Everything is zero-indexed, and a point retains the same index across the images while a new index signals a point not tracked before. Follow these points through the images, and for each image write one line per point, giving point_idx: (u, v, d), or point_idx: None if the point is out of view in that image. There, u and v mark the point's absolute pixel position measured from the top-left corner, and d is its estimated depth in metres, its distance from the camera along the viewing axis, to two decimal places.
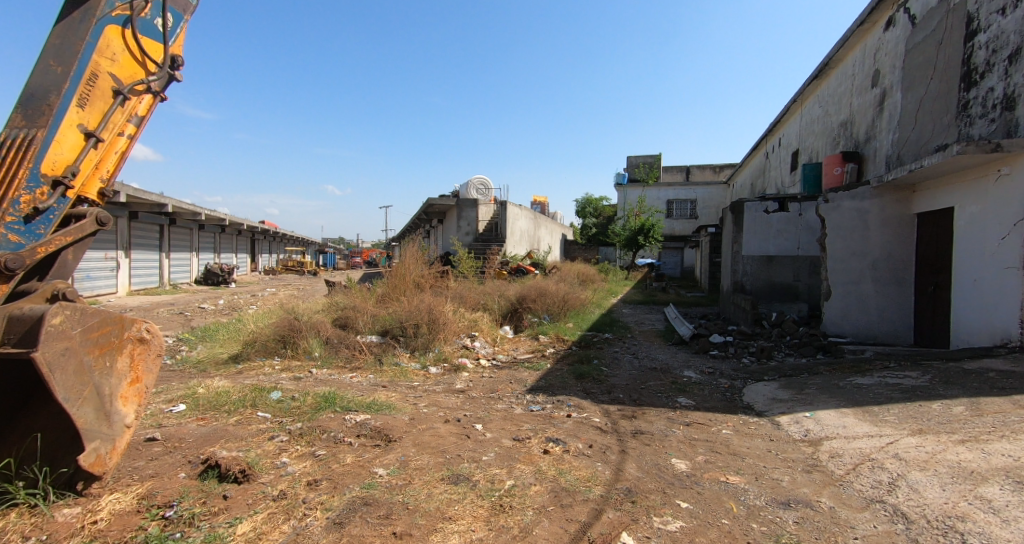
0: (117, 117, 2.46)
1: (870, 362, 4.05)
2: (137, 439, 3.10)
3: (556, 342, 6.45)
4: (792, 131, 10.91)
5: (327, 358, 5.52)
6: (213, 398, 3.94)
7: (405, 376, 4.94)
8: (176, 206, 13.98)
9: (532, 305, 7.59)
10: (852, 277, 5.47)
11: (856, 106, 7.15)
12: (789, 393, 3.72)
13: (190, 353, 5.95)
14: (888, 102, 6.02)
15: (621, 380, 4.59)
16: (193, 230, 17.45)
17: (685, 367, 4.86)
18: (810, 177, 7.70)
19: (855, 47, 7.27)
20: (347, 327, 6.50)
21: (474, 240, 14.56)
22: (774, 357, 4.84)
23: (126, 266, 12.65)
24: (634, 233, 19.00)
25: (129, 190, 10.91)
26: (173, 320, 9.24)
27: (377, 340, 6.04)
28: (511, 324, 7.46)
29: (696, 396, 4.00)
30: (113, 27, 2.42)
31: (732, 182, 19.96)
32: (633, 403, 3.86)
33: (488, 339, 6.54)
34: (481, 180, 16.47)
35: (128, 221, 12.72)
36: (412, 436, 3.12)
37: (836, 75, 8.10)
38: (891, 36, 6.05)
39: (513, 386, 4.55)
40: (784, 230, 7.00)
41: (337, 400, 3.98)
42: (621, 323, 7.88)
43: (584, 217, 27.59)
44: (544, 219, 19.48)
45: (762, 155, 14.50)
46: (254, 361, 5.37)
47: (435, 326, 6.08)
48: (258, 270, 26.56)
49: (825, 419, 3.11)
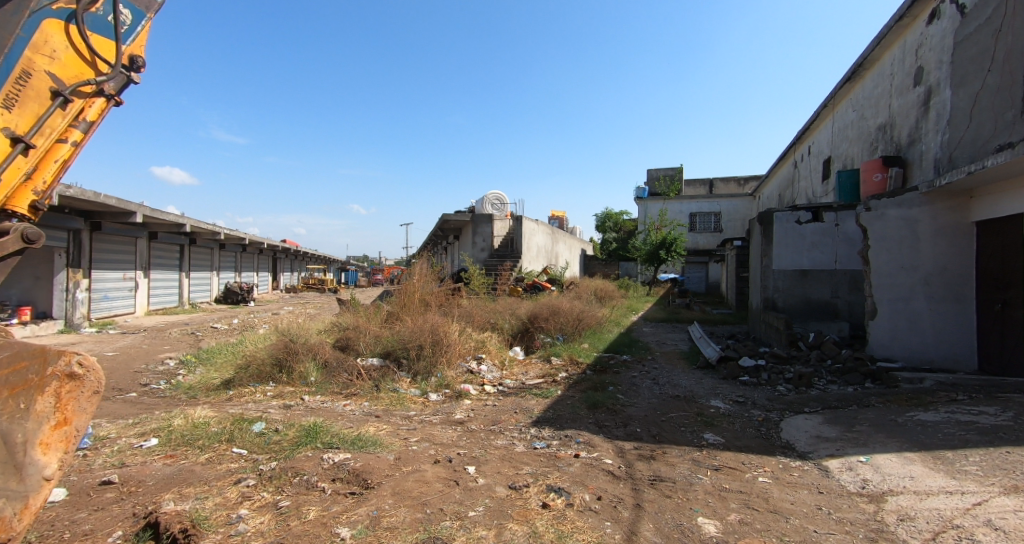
0: (56, 121, 2.20)
1: (933, 394, 3.48)
2: (92, 482, 2.79)
3: (569, 365, 5.98)
4: (823, 138, 10.30)
5: (323, 384, 5.20)
6: (189, 431, 3.64)
7: (401, 405, 4.55)
8: (195, 227, 14.12)
9: (545, 325, 7.14)
10: (902, 293, 4.89)
11: (896, 107, 6.58)
12: (837, 430, 3.18)
13: (185, 378, 5.72)
14: (935, 101, 5.46)
15: (638, 411, 4.09)
16: (214, 249, 17.69)
17: (712, 396, 4.33)
18: (847, 185, 7.12)
19: (894, 45, 6.72)
20: (348, 349, 6.19)
21: (489, 256, 14.26)
22: (814, 385, 4.26)
23: (145, 286, 12.76)
24: (655, 248, 18.41)
25: (147, 212, 11.01)
26: (182, 340, 9.12)
27: (378, 363, 5.71)
28: (522, 345, 7.03)
29: (725, 431, 3.48)
30: (53, 21, 2.18)
31: (758, 194, 19.19)
32: (653, 440, 3.37)
33: (495, 362, 6.13)
34: (496, 196, 16.29)
35: (148, 241, 12.88)
36: (393, 481, 2.71)
37: (872, 77, 7.54)
38: (936, 29, 5.52)
39: (518, 417, 4.11)
40: (818, 243, 6.46)
41: (321, 434, 3.62)
42: (641, 343, 7.35)
43: (604, 232, 27.08)
44: (562, 235, 19.08)
45: (789, 164, 13.85)
46: (246, 387, 5.08)
47: (439, 348, 5.71)
48: (280, 288, 26.87)
49: (886, 466, 2.56)
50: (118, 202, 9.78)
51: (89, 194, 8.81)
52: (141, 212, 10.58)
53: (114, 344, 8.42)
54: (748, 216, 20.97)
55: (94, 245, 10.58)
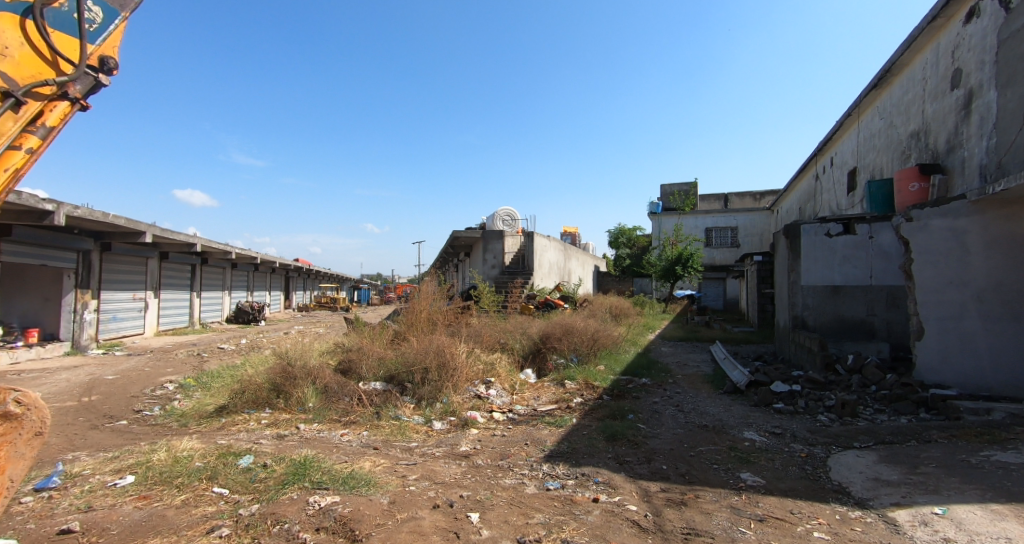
0: (4, 124, 1.96)
1: (1007, 430, 3.04)
2: (49, 531, 2.48)
3: (584, 389, 5.59)
4: (847, 148, 9.90)
5: (321, 410, 4.89)
6: (170, 466, 3.33)
7: (402, 435, 4.22)
8: (206, 246, 14.09)
9: (558, 346, 6.75)
10: (951, 311, 4.44)
11: (931, 113, 6.19)
12: (899, 472, 2.74)
13: (180, 403, 5.45)
14: (978, 103, 5.08)
15: (662, 443, 3.68)
16: (226, 268, 17.71)
17: (744, 426, 3.90)
18: (878, 196, 6.71)
19: (925, 48, 6.37)
20: (350, 372, 5.89)
21: (499, 272, 13.96)
22: (860, 415, 3.82)
23: (155, 306, 12.69)
24: (670, 263, 17.96)
25: (157, 232, 10.96)
26: (186, 362, 8.90)
27: (380, 388, 5.39)
28: (533, 367, 6.65)
29: (765, 470, 3.06)
30: (5, 15, 1.99)
31: (777, 208, 18.65)
32: (682, 481, 2.97)
33: (505, 385, 5.76)
34: (507, 212, 16.08)
35: (158, 261, 12.85)
36: (384, 533, 2.36)
37: (901, 82, 7.18)
38: (975, 29, 5.17)
39: (529, 451, 3.72)
40: (850, 257, 6.04)
41: (312, 469, 3.29)
42: (660, 365, 6.91)
43: (617, 248, 26.69)
44: (575, 251, 18.73)
45: (810, 177, 13.42)
46: (240, 414, 4.79)
47: (445, 371, 5.38)
48: (293, 307, 26.88)
49: (970, 522, 2.13)
50: (128, 222, 9.74)
51: (98, 213, 8.75)
52: (151, 232, 10.54)
53: (117, 366, 8.23)
54: (766, 230, 20.45)
55: (103, 265, 10.53)
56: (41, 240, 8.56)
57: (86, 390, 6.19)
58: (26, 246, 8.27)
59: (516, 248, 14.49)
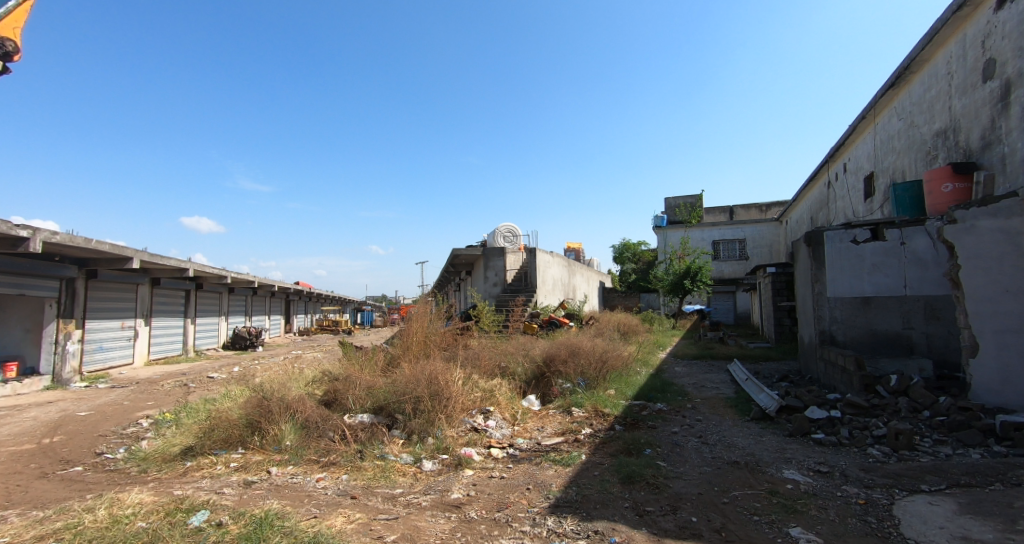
0: None
1: None
2: None
3: (593, 417, 5.04)
4: (862, 152, 9.48)
5: (299, 449, 4.37)
6: (103, 530, 2.80)
7: (385, 481, 3.68)
8: (200, 271, 13.72)
9: (563, 369, 6.20)
10: (1010, 323, 3.91)
11: (961, 109, 5.77)
12: (994, 530, 2.19)
13: (146, 444, 4.94)
14: (1018, 94, 4.66)
15: (688, 487, 3.13)
16: (223, 294, 17.34)
17: (783, 462, 3.35)
18: (905, 199, 6.24)
19: (948, 41, 5.99)
20: (335, 404, 5.38)
21: (502, 291, 13.48)
22: (918, 447, 3.27)
23: (145, 334, 12.25)
24: (679, 277, 17.43)
25: (146, 257, 10.59)
26: (169, 393, 8.39)
27: (367, 422, 4.87)
28: (537, 393, 6.09)
29: (820, 523, 2.50)
30: None
31: (785, 218, 18.20)
32: (718, 540, 2.42)
33: (505, 415, 5.21)
34: (509, 228, 15.70)
35: (150, 287, 12.47)
36: None
37: (922, 79, 6.79)
38: (1010, 14, 4.77)
39: (531, 498, 3.18)
40: (880, 265, 5.57)
41: (271, 528, 2.77)
42: (676, 387, 6.33)
43: (622, 264, 26.23)
44: (579, 267, 18.23)
45: (821, 184, 12.99)
46: (208, 456, 4.28)
47: (437, 401, 4.86)
48: (294, 330, 26.46)
49: None
50: (112, 247, 9.38)
51: (79, 239, 8.41)
52: (138, 257, 10.18)
53: (95, 400, 7.73)
54: (776, 241, 19.92)
55: (90, 293, 10.15)
56: (19, 268, 8.20)
57: (51, 429, 5.70)
58: (1, 275, 7.89)
59: (518, 265, 14.04)
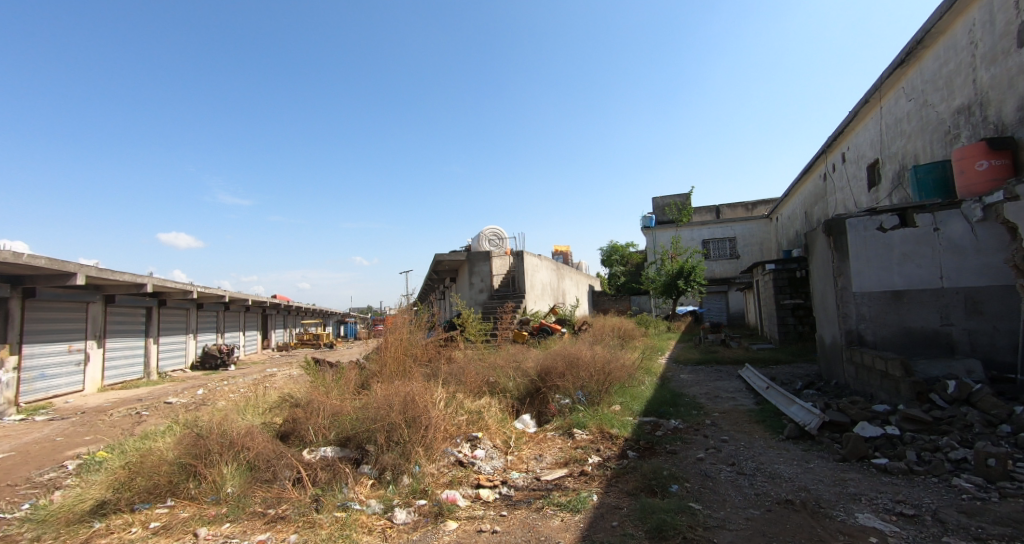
0: None
1: None
2: None
3: (599, 441, 4.29)
4: (864, 139, 9.01)
5: (241, 499, 3.51)
6: None
7: (345, 542, 2.87)
8: (160, 286, 12.69)
9: (560, 383, 5.39)
10: None
11: (988, 80, 5.25)
12: None
13: (56, 497, 4.03)
14: None
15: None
16: (191, 310, 16.23)
17: (852, 501, 2.63)
18: (928, 182, 5.70)
19: (970, 8, 5.47)
20: (293, 437, 4.54)
21: (488, 297, 12.73)
22: (1018, 476, 2.60)
23: (98, 357, 11.17)
24: (671, 278, 16.87)
25: (93, 272, 9.59)
26: (114, 425, 7.39)
27: (331, 459, 4.05)
28: (532, 412, 5.31)
29: None
30: None
31: (776, 215, 17.85)
32: None
33: (497, 442, 4.43)
34: (494, 231, 14.99)
35: (103, 305, 11.43)
36: None
37: (936, 54, 6.28)
38: None
39: None
40: (911, 254, 4.99)
41: None
42: (687, 399, 5.61)
43: (611, 266, 25.67)
44: (568, 270, 17.54)
45: (816, 177, 12.59)
46: (123, 514, 3.41)
47: (415, 431, 4.06)
48: (273, 347, 25.28)
49: None
50: (50, 262, 8.38)
51: (6, 253, 7.41)
52: (83, 273, 9.21)
53: (24, 437, 6.72)
54: (767, 238, 19.57)
55: (28, 314, 9.14)
56: None
57: None
58: None
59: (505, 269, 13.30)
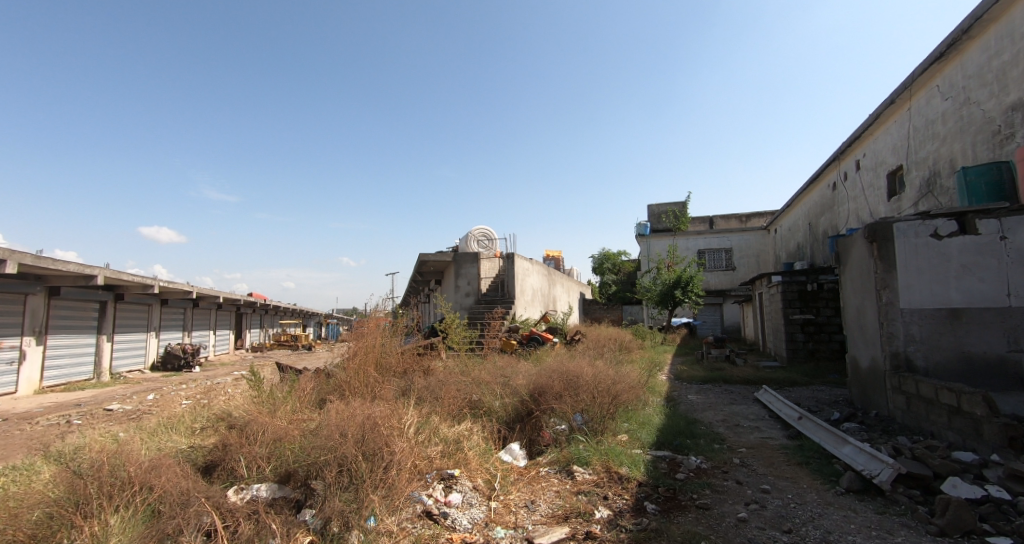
0: None
1: None
2: None
3: (605, 483, 3.44)
4: (885, 143, 8.38)
5: None
6: None
7: None
8: (114, 278, 11.56)
9: (555, 405, 4.50)
10: None
11: None
12: None
13: None
14: None
15: None
16: (154, 306, 15.04)
17: None
18: (979, 186, 5.00)
19: None
20: (220, 470, 3.58)
21: (475, 301, 11.88)
22: None
23: (37, 355, 10.02)
24: (667, 288, 16.18)
25: (29, 261, 8.49)
26: (30, 437, 6.31)
27: (263, 502, 3.10)
28: (521, 439, 4.44)
29: None
30: None
31: (775, 226, 17.28)
32: None
33: (477, 482, 3.54)
34: (483, 232, 14.15)
35: (45, 297, 10.28)
36: None
37: (986, 44, 5.62)
38: None
39: None
40: (972, 267, 4.25)
41: None
42: (704, 428, 4.78)
43: (602, 274, 25.06)
44: (559, 276, 16.75)
45: (823, 187, 12.01)
46: None
47: (372, 470, 3.16)
48: (248, 347, 24.10)
49: None
50: None
51: None
52: (15, 260, 8.11)
53: None
54: (764, 250, 19.00)
55: None
56: None
57: None
58: None
59: (494, 272, 12.45)
